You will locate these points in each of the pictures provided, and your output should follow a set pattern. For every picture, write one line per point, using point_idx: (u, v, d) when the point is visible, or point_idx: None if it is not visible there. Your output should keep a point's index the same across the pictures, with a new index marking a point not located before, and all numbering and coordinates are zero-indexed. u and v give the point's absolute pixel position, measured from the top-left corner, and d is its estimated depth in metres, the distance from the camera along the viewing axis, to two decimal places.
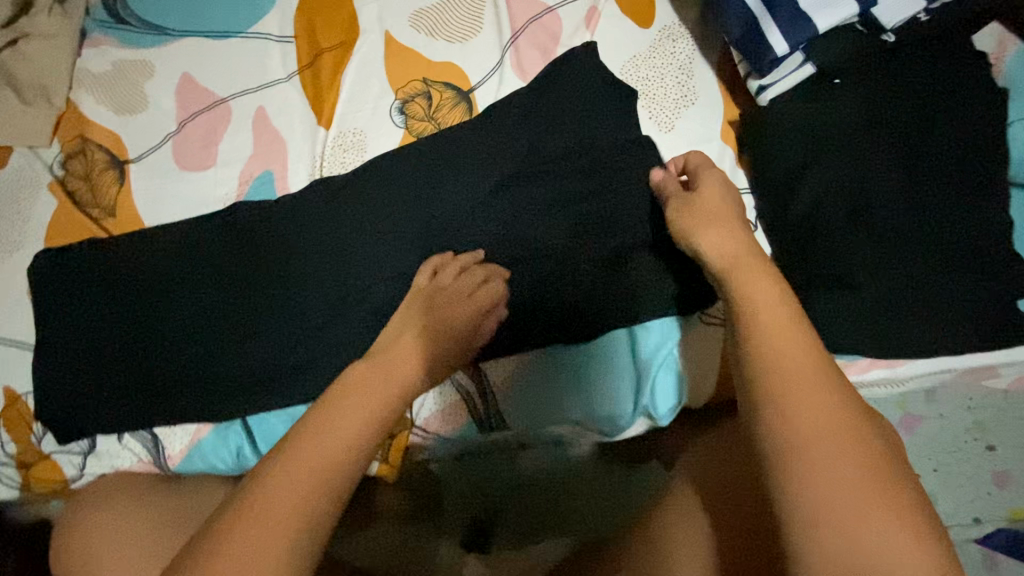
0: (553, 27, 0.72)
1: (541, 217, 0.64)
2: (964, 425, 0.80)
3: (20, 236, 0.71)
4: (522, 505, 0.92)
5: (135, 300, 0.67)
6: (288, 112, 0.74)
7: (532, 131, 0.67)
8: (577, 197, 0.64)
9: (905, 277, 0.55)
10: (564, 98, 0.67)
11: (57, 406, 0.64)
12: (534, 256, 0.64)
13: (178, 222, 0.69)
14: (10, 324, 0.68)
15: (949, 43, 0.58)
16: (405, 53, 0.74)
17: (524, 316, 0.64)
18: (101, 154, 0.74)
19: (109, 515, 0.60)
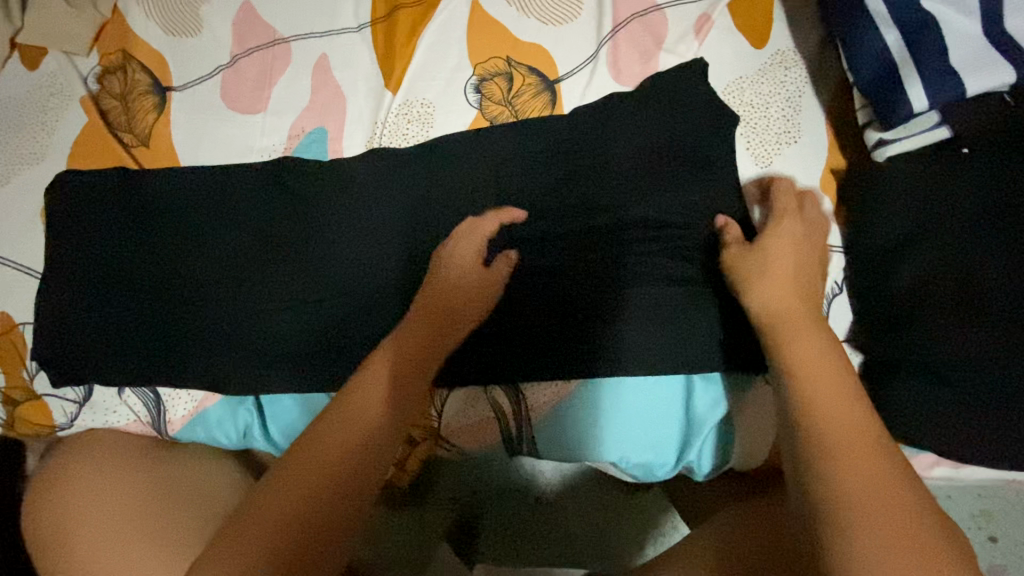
0: (658, 28, 0.66)
1: (585, 245, 0.58)
2: (972, 514, 0.82)
3: (43, 149, 0.65)
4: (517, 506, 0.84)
5: (157, 245, 0.61)
6: (353, 68, 0.68)
7: (622, 138, 0.60)
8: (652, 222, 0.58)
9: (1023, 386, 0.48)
10: (660, 107, 0.61)
11: (55, 343, 0.59)
12: (574, 291, 0.58)
13: (217, 166, 0.63)
14: (18, 244, 0.62)
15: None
16: (492, 27, 0.68)
17: (545, 312, 0.58)
18: (142, 76, 0.67)
19: (103, 461, 0.56)
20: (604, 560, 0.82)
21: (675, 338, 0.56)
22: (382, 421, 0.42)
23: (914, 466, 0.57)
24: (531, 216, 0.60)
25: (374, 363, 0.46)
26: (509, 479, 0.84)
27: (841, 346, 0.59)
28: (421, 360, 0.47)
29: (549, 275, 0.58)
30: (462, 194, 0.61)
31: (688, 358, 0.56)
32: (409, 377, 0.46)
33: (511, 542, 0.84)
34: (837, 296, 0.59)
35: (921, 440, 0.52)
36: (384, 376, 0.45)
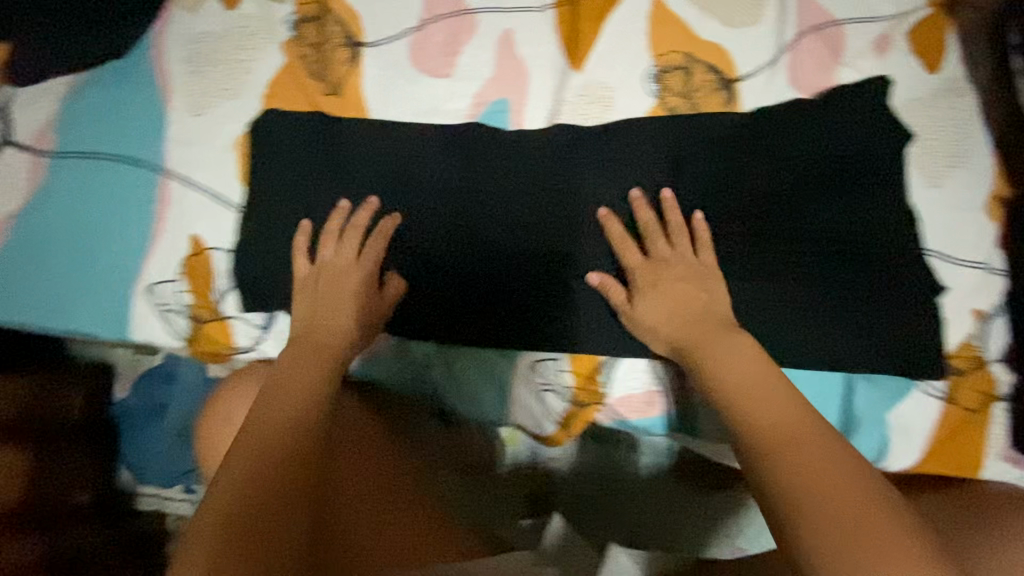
0: (836, 42, 0.68)
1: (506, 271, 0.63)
2: None
3: (239, 87, 0.68)
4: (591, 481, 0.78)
5: (352, 191, 0.65)
6: (537, 44, 0.70)
7: (798, 147, 0.63)
8: (828, 231, 0.62)
9: None
10: (833, 122, 0.64)
11: (251, 269, 0.63)
12: (530, 327, 0.63)
13: (409, 124, 0.67)
14: (211, 172, 0.65)
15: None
16: (674, 21, 0.70)
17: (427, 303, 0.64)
18: (337, 28, 0.70)
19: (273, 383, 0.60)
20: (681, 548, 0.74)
21: (831, 335, 0.60)
22: (299, 450, 0.42)
23: None
24: (704, 210, 0.63)
25: (284, 397, 0.47)
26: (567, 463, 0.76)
27: (996, 366, 0.60)
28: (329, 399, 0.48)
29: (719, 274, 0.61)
30: (637, 180, 0.64)
31: (848, 356, 0.59)
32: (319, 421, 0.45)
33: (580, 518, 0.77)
34: (996, 318, 0.61)
35: None
36: (291, 407, 0.45)
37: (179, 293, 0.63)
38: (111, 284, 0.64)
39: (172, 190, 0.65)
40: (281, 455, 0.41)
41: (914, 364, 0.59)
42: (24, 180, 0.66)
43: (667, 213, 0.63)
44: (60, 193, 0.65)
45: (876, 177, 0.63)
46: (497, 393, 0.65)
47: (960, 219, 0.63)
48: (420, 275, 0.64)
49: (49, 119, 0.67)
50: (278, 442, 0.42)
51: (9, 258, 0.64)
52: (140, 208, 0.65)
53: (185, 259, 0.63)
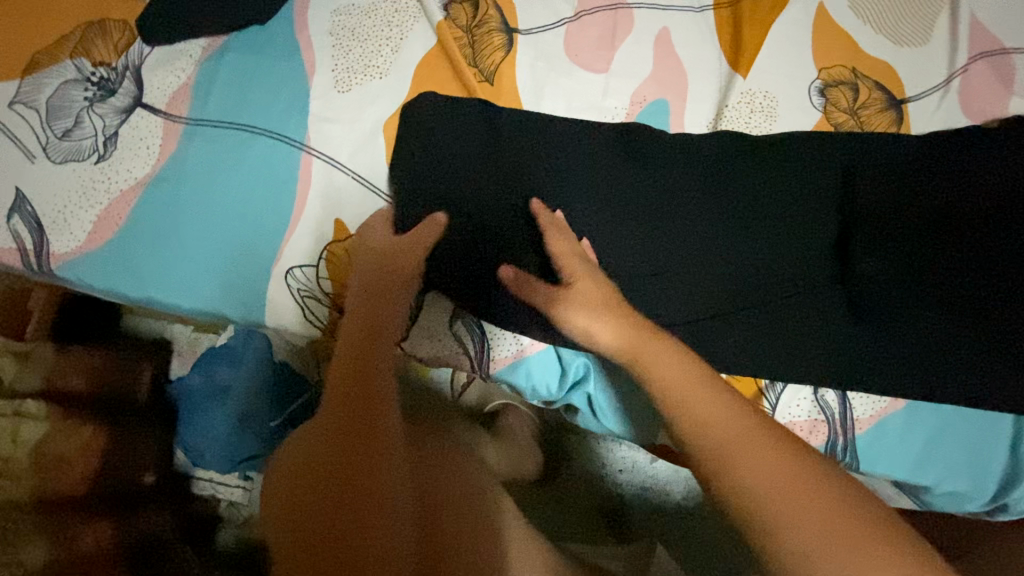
0: (1008, 70, 0.66)
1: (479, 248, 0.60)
2: None
3: (386, 65, 0.64)
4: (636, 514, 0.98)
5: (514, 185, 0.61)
6: (698, 46, 0.67)
7: (974, 177, 0.61)
8: (1010, 270, 0.58)
9: None
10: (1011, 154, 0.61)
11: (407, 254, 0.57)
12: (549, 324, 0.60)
13: (569, 119, 0.63)
14: (357, 153, 0.62)
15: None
16: (839, 35, 0.68)
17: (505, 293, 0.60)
18: (492, 11, 0.66)
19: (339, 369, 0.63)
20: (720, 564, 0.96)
21: (1012, 376, 0.57)
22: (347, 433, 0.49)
23: None
24: (880, 234, 0.60)
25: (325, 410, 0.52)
26: (639, 477, 0.98)
27: None
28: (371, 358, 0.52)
29: (894, 304, 0.58)
30: (804, 199, 0.61)
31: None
32: (360, 396, 0.50)
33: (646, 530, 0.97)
34: None
35: None
36: (329, 422, 0.51)
37: (320, 279, 0.60)
38: (244, 263, 0.60)
39: (314, 168, 0.61)
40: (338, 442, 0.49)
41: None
42: (153, 146, 0.61)
43: (838, 235, 0.61)
44: (193, 161, 0.61)
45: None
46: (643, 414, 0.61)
47: None
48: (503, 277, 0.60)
49: (183, 82, 0.63)
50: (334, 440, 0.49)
51: (133, 226, 0.60)
52: (278, 185, 0.61)
53: (326, 245, 0.60)
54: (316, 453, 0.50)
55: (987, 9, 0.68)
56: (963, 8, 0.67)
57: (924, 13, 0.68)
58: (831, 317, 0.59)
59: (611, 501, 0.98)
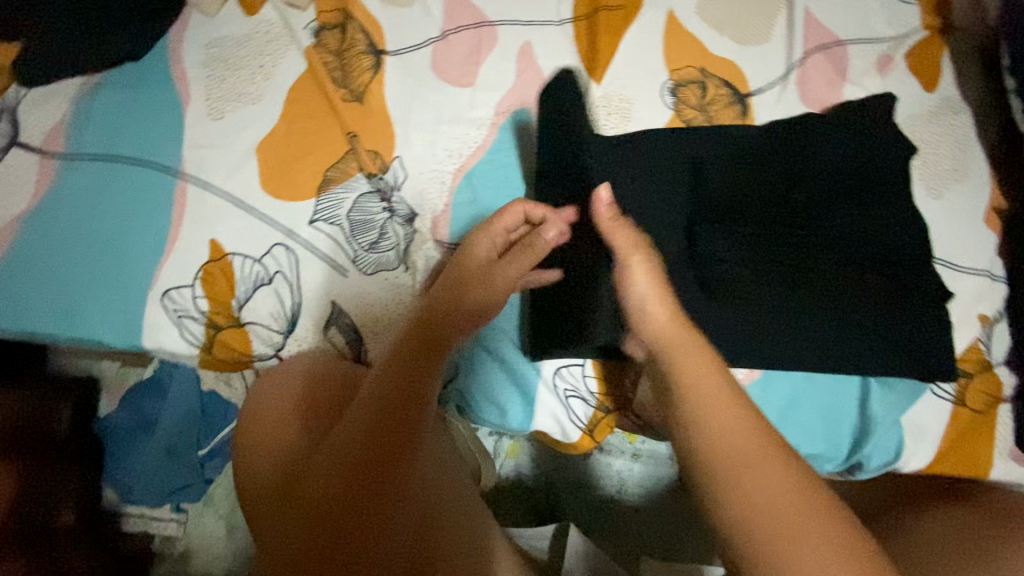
0: (843, 60, 0.72)
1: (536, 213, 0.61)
2: None
3: (259, 91, 0.67)
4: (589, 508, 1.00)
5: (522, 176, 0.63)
6: (557, 57, 0.72)
7: (819, 158, 0.65)
8: (849, 242, 0.63)
9: None
10: (851, 134, 0.65)
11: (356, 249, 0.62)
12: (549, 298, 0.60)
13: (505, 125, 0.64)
14: (230, 176, 0.64)
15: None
16: (687, 38, 0.73)
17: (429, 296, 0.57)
18: (360, 35, 0.70)
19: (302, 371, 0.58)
20: (658, 553, 0.99)
21: (856, 341, 0.61)
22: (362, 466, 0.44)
23: None
24: (727, 218, 0.64)
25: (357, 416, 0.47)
26: (582, 474, 1.01)
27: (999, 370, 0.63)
28: (409, 385, 0.48)
29: (747, 280, 0.62)
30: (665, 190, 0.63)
31: (871, 359, 0.60)
32: (384, 430, 0.45)
33: (586, 524, 1.00)
34: (1000, 322, 0.63)
35: None
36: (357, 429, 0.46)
37: (196, 298, 0.61)
38: (125, 288, 0.62)
39: (188, 192, 0.63)
40: (365, 459, 0.45)
41: (929, 370, 0.60)
42: (30, 182, 0.63)
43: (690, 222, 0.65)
44: (69, 193, 0.63)
45: (899, 192, 0.64)
46: (519, 401, 0.61)
47: (964, 229, 0.66)
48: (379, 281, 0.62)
49: (59, 120, 0.65)
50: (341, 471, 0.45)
51: (11, 261, 0.62)
52: (154, 211, 0.63)
53: (202, 265, 0.62)
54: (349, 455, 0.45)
55: (818, 8, 0.74)
56: (797, 7, 0.73)
57: (763, 14, 0.74)
58: (688, 297, 0.62)
59: (552, 497, 1.00)
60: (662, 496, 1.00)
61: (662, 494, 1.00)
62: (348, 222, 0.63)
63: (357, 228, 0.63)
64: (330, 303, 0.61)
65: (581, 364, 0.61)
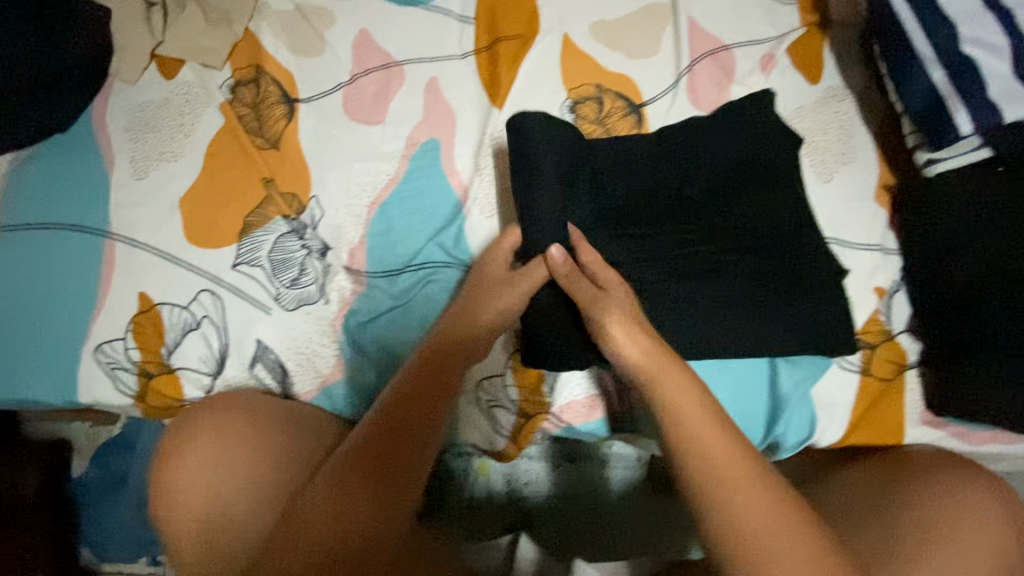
0: (729, 63, 0.76)
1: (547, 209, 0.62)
2: None
3: (180, 148, 0.71)
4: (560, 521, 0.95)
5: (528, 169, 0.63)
6: (462, 87, 0.77)
7: (706, 154, 0.67)
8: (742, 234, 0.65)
9: None
10: (737, 134, 0.68)
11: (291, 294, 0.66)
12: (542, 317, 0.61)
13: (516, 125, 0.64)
14: (157, 231, 0.68)
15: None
16: (583, 57, 0.78)
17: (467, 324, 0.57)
18: (273, 87, 0.75)
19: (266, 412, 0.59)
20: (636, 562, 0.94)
21: (762, 325, 0.63)
22: (371, 482, 0.47)
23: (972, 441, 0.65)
24: (635, 216, 0.66)
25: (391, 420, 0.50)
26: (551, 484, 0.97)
27: (902, 337, 0.67)
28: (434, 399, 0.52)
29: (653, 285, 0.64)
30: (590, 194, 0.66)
31: (777, 341, 0.62)
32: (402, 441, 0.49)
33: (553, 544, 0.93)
34: (898, 293, 0.67)
35: (970, 407, 0.62)
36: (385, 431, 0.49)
37: (127, 350, 0.64)
38: (59, 347, 0.64)
39: (116, 250, 0.67)
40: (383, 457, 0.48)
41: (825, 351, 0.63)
42: None
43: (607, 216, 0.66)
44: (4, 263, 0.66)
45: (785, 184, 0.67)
46: None
47: (856, 209, 0.69)
48: (302, 314, 0.65)
49: None
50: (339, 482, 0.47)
51: None
52: (84, 271, 0.66)
53: (132, 318, 0.64)
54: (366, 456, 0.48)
55: (702, 17, 0.79)
56: (681, 18, 0.78)
57: (651, 28, 0.79)
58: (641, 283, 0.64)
59: (522, 511, 0.95)
60: (635, 494, 0.98)
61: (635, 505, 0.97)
62: (270, 262, 0.66)
63: (278, 266, 0.66)
64: (254, 341, 0.64)
65: (502, 374, 0.64)
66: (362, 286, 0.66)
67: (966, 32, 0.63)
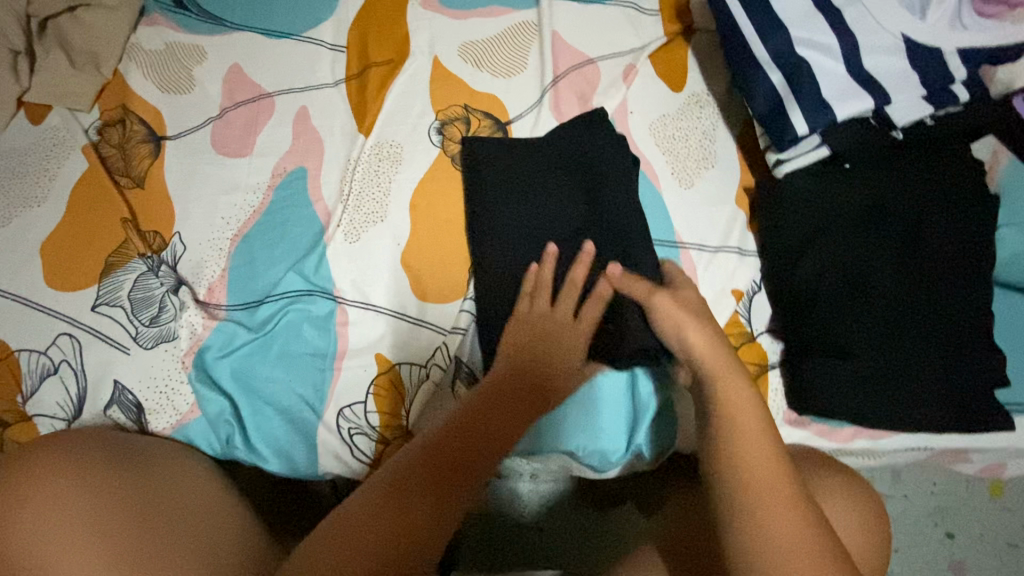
0: (592, 76, 0.78)
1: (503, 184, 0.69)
2: (927, 512, 1.04)
3: (44, 193, 0.71)
4: (482, 535, 0.98)
5: (502, 148, 0.71)
6: (332, 116, 0.77)
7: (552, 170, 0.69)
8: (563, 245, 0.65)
9: (888, 359, 0.59)
10: (555, 158, 0.70)
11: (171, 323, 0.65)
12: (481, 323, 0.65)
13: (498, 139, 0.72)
14: (18, 277, 0.67)
15: (962, 139, 0.63)
16: (451, 78, 0.79)
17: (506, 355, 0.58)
18: (140, 126, 0.75)
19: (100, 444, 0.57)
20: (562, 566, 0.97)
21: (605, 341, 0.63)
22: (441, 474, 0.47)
23: (835, 438, 0.65)
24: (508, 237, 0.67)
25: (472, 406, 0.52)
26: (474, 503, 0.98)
27: (764, 338, 0.67)
28: (511, 391, 0.55)
29: (500, 302, 0.65)
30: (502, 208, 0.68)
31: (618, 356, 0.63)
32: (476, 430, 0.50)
33: (478, 551, 0.97)
34: (758, 293, 0.68)
35: (827, 407, 0.61)
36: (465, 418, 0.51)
37: None
38: None
39: None
40: (462, 441, 0.49)
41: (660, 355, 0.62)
42: None
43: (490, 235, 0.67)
44: None
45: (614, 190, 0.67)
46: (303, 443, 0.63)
47: (715, 212, 0.70)
48: (160, 351, 0.64)
49: None
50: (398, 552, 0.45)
51: None
52: None
53: None
54: (469, 451, 0.49)
55: (567, 32, 0.80)
56: (546, 34, 0.79)
57: (518, 46, 0.80)
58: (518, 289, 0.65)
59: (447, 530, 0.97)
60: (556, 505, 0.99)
61: (586, 525, 0.99)
62: (129, 301, 0.66)
63: (137, 305, 0.66)
64: (112, 382, 0.63)
65: (363, 401, 0.64)
66: (216, 321, 0.66)
67: (798, 34, 0.64)
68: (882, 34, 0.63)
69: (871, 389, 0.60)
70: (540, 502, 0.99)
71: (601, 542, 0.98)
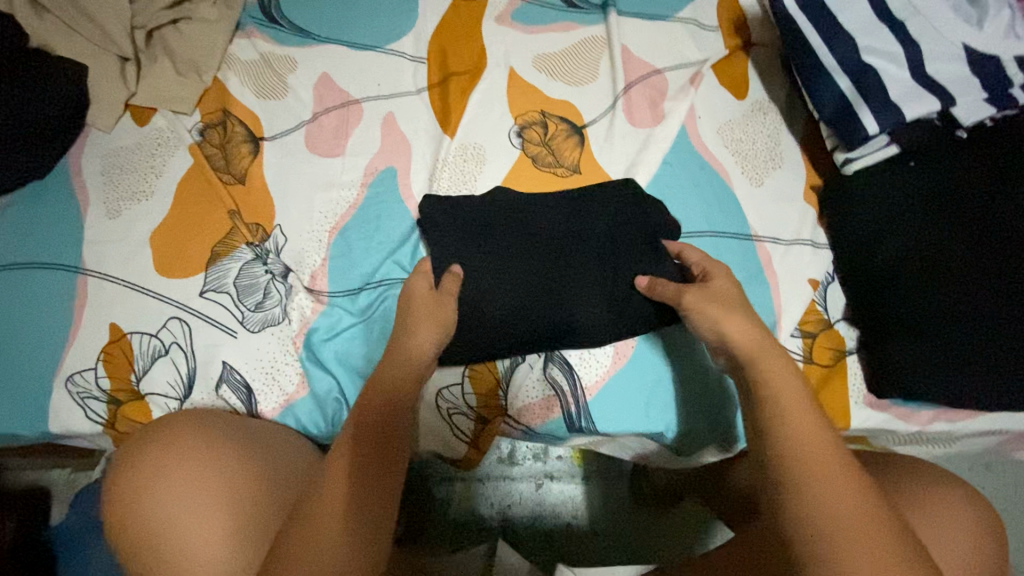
0: (661, 84, 0.83)
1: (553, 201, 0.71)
2: None
3: (151, 187, 0.76)
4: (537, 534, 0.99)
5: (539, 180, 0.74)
6: (417, 120, 0.82)
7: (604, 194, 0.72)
8: (569, 261, 0.67)
9: (968, 335, 0.62)
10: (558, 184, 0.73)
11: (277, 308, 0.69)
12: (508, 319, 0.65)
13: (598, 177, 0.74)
14: (129, 265, 0.71)
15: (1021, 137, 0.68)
16: (527, 87, 0.84)
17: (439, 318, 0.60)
18: (239, 128, 0.80)
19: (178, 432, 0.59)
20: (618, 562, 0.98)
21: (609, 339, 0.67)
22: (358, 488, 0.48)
23: (914, 422, 0.68)
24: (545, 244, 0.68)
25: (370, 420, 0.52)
26: (527, 502, 1.00)
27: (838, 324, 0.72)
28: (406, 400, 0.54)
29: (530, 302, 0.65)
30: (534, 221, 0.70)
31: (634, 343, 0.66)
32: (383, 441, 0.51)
33: (533, 549, 0.98)
34: (831, 284, 0.73)
35: (910, 386, 0.64)
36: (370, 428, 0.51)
37: (98, 379, 0.66)
38: (33, 382, 0.66)
39: (89, 285, 0.70)
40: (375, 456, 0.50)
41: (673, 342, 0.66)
42: None
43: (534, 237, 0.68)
44: None
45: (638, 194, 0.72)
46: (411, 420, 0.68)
47: (785, 208, 0.75)
48: (267, 335, 0.68)
49: None
50: (367, 498, 0.48)
51: None
52: (59, 307, 0.69)
53: (102, 348, 0.67)
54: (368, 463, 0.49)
55: (635, 45, 0.86)
56: (615, 46, 0.85)
57: (589, 57, 0.86)
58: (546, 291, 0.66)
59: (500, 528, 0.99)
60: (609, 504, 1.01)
61: (634, 532, 1.00)
62: (235, 288, 0.70)
63: (242, 292, 0.70)
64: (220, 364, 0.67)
65: (461, 382, 0.67)
66: (323, 305, 0.70)
67: (865, 44, 0.70)
68: (942, 44, 0.69)
69: (954, 365, 0.62)
70: (593, 501, 1.01)
71: (654, 542, 0.99)
